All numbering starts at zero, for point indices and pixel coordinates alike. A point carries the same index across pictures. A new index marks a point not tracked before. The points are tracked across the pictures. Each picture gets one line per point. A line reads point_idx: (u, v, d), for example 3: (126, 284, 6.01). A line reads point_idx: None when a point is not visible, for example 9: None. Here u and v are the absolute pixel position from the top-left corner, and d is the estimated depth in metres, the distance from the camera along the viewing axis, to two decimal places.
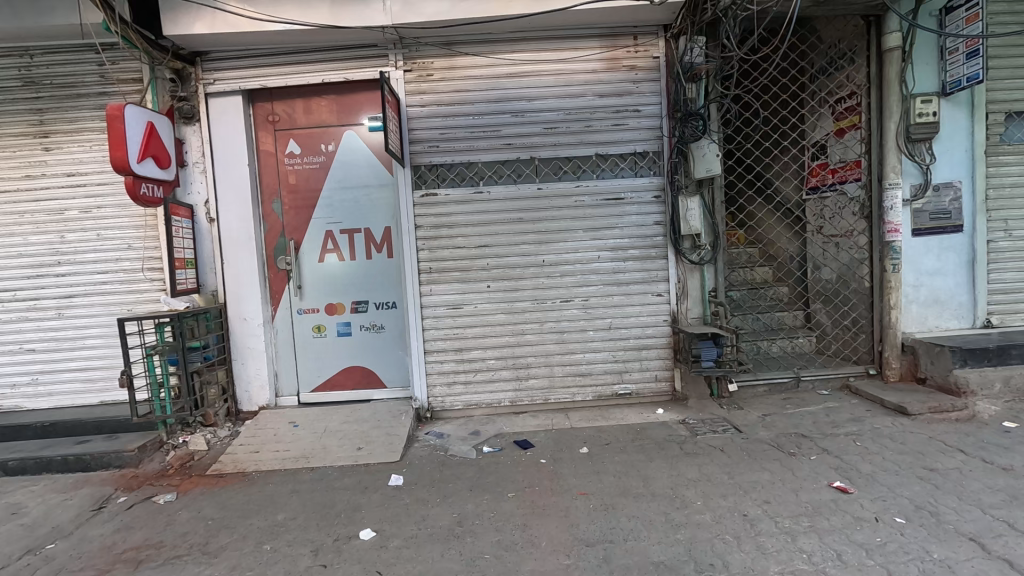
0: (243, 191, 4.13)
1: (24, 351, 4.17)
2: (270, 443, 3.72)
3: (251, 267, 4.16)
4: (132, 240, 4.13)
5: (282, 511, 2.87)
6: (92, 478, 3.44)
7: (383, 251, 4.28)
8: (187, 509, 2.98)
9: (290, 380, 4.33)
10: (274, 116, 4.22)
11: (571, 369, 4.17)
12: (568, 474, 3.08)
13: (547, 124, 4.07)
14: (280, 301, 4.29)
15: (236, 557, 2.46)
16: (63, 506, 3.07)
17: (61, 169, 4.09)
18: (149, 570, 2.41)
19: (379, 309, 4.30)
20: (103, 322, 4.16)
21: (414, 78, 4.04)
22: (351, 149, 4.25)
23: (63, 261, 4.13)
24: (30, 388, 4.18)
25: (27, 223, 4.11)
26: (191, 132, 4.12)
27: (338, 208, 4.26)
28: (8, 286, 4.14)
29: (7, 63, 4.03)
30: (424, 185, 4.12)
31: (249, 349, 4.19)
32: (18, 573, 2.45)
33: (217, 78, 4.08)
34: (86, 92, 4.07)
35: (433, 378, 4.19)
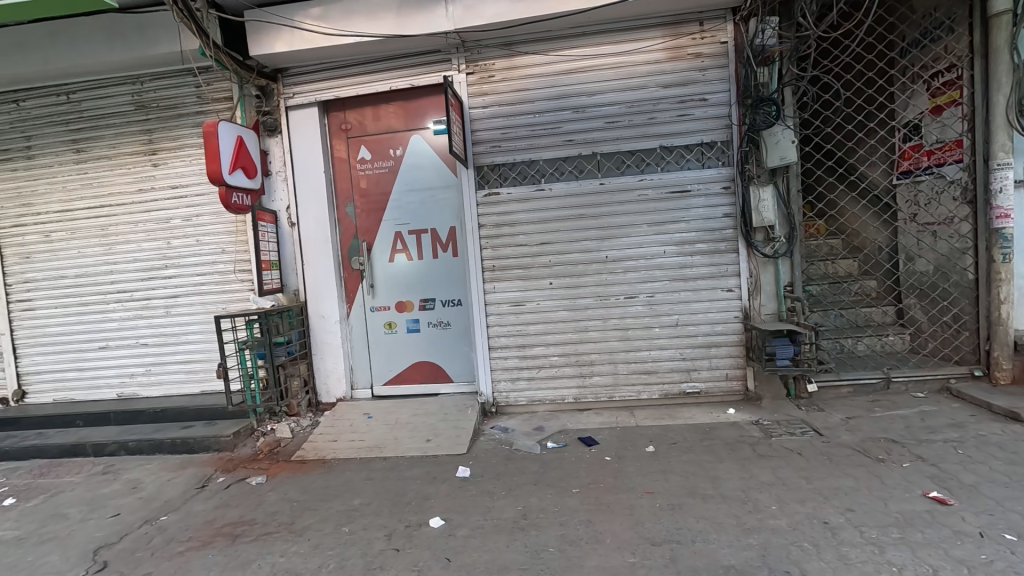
0: (320, 196, 4.42)
1: (139, 345, 4.70)
2: (347, 433, 3.97)
3: (328, 268, 4.44)
4: (225, 245, 4.54)
5: (358, 496, 3.06)
6: (195, 460, 3.83)
7: (449, 250, 4.41)
8: (275, 491, 3.25)
9: (364, 374, 4.58)
10: (346, 125, 4.47)
11: (637, 367, 4.10)
12: (633, 472, 3.04)
13: (608, 118, 4.02)
14: (354, 299, 4.55)
15: (318, 537, 2.65)
16: (173, 483, 3.45)
17: (166, 182, 4.57)
18: (244, 544, 2.65)
19: (445, 307, 4.44)
20: (202, 320, 4.60)
21: (476, 80, 4.14)
22: (417, 152, 4.42)
23: (169, 264, 4.61)
24: (144, 377, 4.72)
25: (140, 231, 4.63)
26: (274, 143, 4.46)
27: (406, 209, 4.44)
28: (125, 287, 4.68)
29: (123, 90, 4.56)
30: (487, 185, 4.21)
31: (327, 344, 4.49)
32: (138, 539, 2.79)
33: (296, 92, 4.38)
34: (186, 112, 4.51)
35: (498, 374, 4.28)
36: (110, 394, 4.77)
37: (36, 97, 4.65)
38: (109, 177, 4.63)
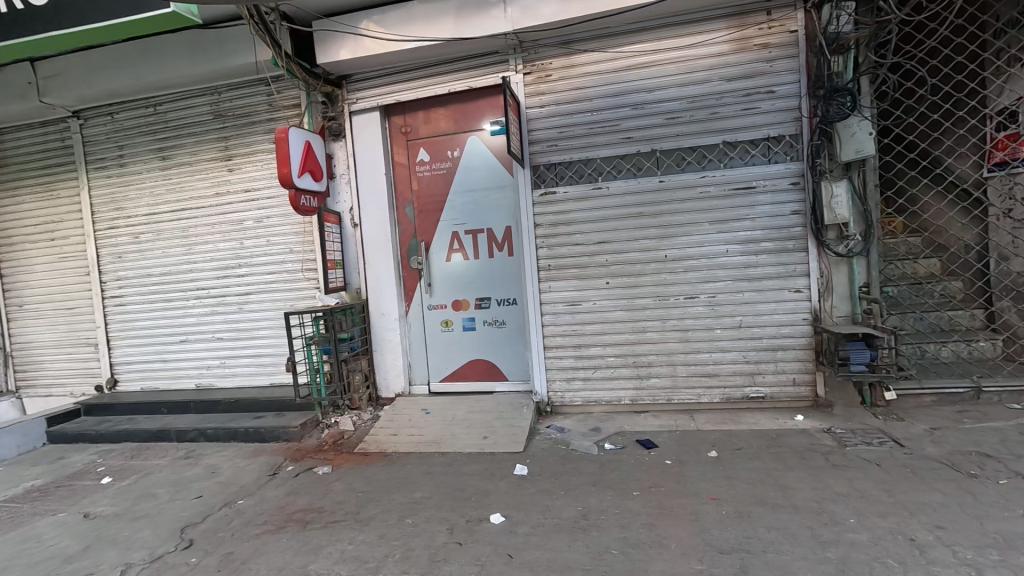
0: (381, 198, 4.57)
1: (215, 338, 5.02)
2: (406, 427, 4.08)
3: (388, 267, 4.58)
4: (293, 245, 4.77)
5: (419, 490, 3.14)
6: (266, 448, 4.04)
7: (504, 250, 4.45)
8: (340, 481, 3.38)
9: (421, 370, 4.70)
10: (406, 128, 4.60)
11: (697, 369, 3.99)
12: (696, 477, 2.96)
13: (668, 114, 3.93)
14: (413, 297, 4.67)
15: (383, 527, 2.74)
16: (247, 470, 3.66)
17: (240, 186, 4.85)
18: (315, 530, 2.78)
19: (501, 306, 4.48)
20: (272, 316, 4.86)
21: (533, 80, 4.15)
22: (474, 152, 4.48)
23: (243, 263, 4.90)
24: (220, 369, 5.03)
25: (217, 233, 4.94)
26: (339, 147, 4.64)
27: (463, 210, 4.51)
28: (203, 285, 5.01)
29: (202, 101, 4.88)
30: (543, 184, 4.21)
31: (387, 341, 4.63)
32: (219, 520, 2.98)
33: (360, 97, 4.54)
34: (258, 119, 4.78)
35: (553, 374, 4.27)
36: (190, 384, 5.12)
37: (128, 109, 5.06)
38: (190, 182, 4.97)
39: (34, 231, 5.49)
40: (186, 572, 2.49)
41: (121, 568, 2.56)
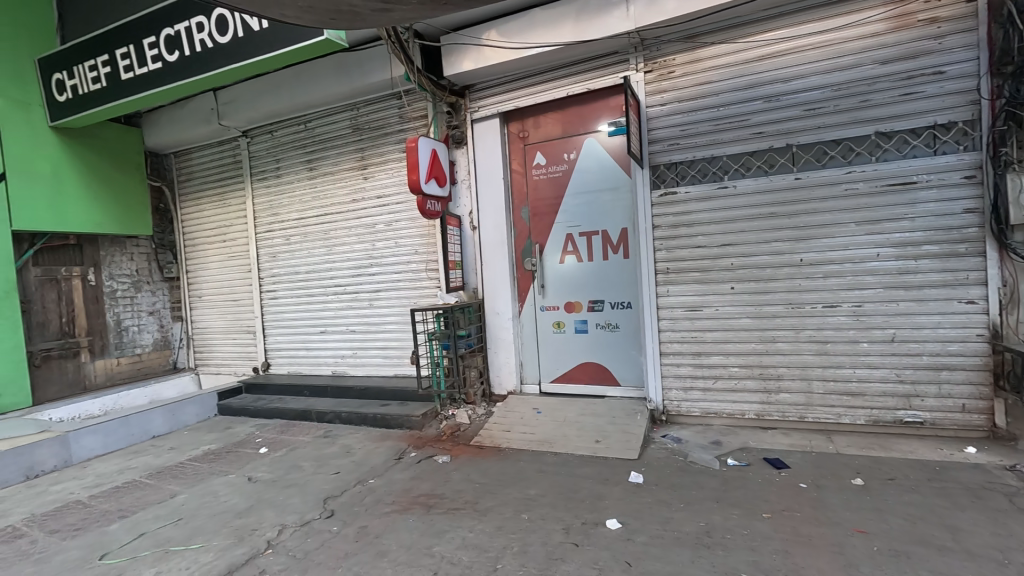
0: (498, 201, 4.73)
1: (349, 331, 5.55)
2: (519, 425, 4.17)
3: (503, 268, 4.73)
4: (418, 247, 5.12)
5: (534, 487, 3.19)
6: (392, 434, 4.38)
7: (620, 251, 4.36)
8: (459, 471, 3.56)
9: (533, 370, 4.78)
10: (524, 133, 4.71)
11: (836, 387, 3.60)
12: (838, 505, 2.66)
13: (808, 105, 3.60)
14: (526, 298, 4.77)
15: (501, 519, 2.83)
16: (377, 452, 3.99)
17: (374, 193, 5.31)
18: (438, 514, 2.95)
19: (615, 309, 4.41)
20: (397, 312, 5.26)
21: (654, 78, 4.04)
22: (591, 154, 4.46)
23: (373, 263, 5.36)
24: (352, 358, 5.55)
25: (353, 235, 5.46)
26: (460, 154, 4.90)
27: (578, 212, 4.51)
28: (340, 282, 5.57)
29: (344, 116, 5.42)
30: (663, 184, 4.07)
31: (501, 339, 4.79)
32: (355, 496, 3.28)
33: (481, 105, 4.75)
34: (390, 130, 5.20)
35: (669, 382, 4.11)
36: (327, 370, 5.72)
37: (284, 127, 5.78)
38: (331, 190, 5.56)
39: (210, 234, 6.49)
40: (329, 538, 2.78)
41: (278, 528, 2.93)
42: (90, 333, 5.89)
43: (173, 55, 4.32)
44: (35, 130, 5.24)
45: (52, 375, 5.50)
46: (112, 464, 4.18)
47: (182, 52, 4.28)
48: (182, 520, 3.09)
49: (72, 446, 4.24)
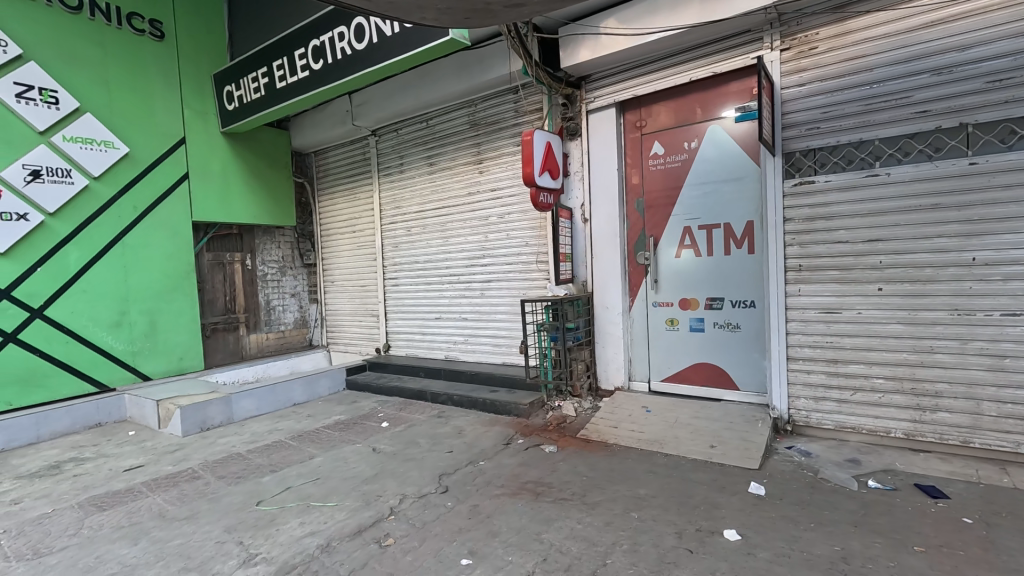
0: (612, 193, 4.64)
1: (461, 318, 5.83)
2: (626, 422, 4.09)
3: (615, 262, 4.64)
4: (529, 239, 5.20)
5: (643, 486, 3.11)
6: (500, 420, 4.52)
7: (744, 246, 4.06)
8: (566, 462, 3.58)
9: (642, 367, 4.65)
10: (641, 122, 4.56)
11: (1015, 411, 3.04)
12: (1016, 549, 2.26)
13: (990, 77, 3.05)
14: (637, 293, 4.64)
15: (609, 515, 2.80)
16: (486, 436, 4.16)
17: (488, 187, 5.49)
18: (546, 502, 3.00)
19: (736, 308, 4.12)
20: (507, 302, 5.41)
21: (792, 56, 3.69)
22: (715, 142, 4.19)
23: (486, 254, 5.55)
24: (463, 344, 5.83)
25: (467, 227, 5.70)
26: (574, 146, 4.88)
27: (698, 204, 4.27)
28: (455, 272, 5.86)
29: (461, 112, 5.65)
30: (799, 174, 3.71)
31: (609, 334, 4.72)
32: (467, 475, 3.45)
33: (597, 95, 4.68)
34: (505, 125, 5.32)
35: (797, 390, 3.76)
36: (441, 354, 6.07)
37: (408, 126, 6.17)
38: (449, 184, 5.84)
39: (342, 225, 7.16)
40: (444, 512, 2.96)
41: (399, 497, 3.17)
42: (247, 310, 6.82)
43: (318, 63, 4.81)
44: (210, 136, 6.16)
45: (219, 345, 6.47)
46: (263, 424, 4.82)
47: (325, 60, 4.74)
48: (319, 479, 3.48)
49: (234, 406, 4.96)
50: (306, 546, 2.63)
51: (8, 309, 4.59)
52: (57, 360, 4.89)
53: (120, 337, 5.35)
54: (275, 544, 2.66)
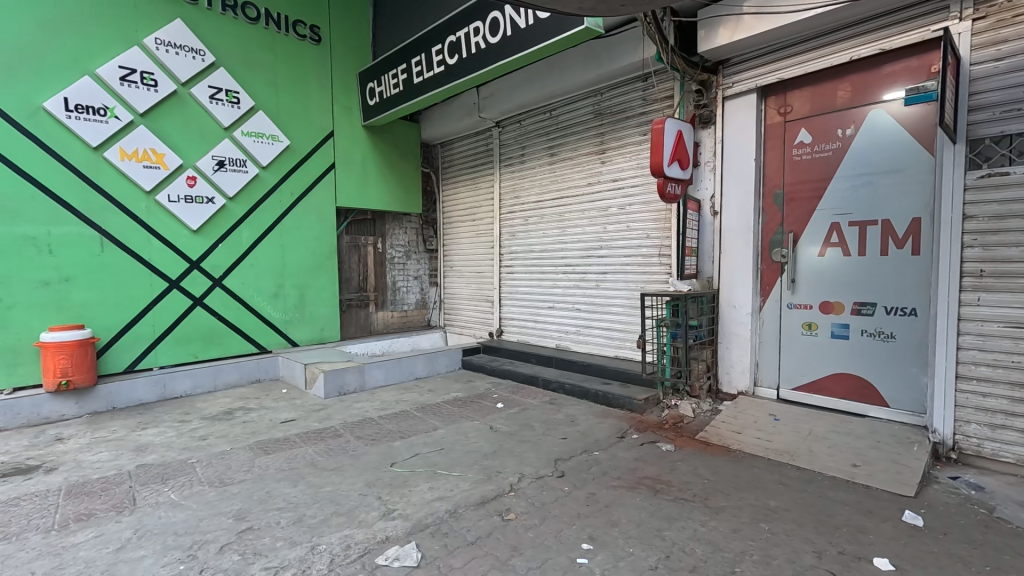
0: (747, 185, 4.35)
1: (574, 308, 5.87)
2: (752, 429, 3.85)
3: (746, 258, 4.36)
4: (650, 231, 5.07)
5: (775, 498, 2.92)
6: (613, 412, 4.50)
7: (906, 246, 3.59)
8: (685, 462, 3.47)
9: (771, 372, 4.34)
10: (786, 108, 4.20)
11: None
12: None
13: None
14: (770, 293, 4.32)
15: (737, 522, 2.67)
16: (601, 427, 4.15)
17: (610, 177, 5.42)
18: (667, 500, 2.94)
19: (890, 315, 3.67)
20: (624, 295, 5.33)
21: (986, 27, 3.17)
22: (876, 129, 3.73)
23: (604, 245, 5.51)
24: (575, 334, 5.87)
25: (587, 218, 5.69)
26: (707, 135, 4.65)
27: (851, 197, 3.84)
28: (571, 262, 5.89)
29: (586, 102, 5.62)
30: (987, 164, 3.19)
31: (736, 334, 4.46)
32: (583, 463, 3.48)
33: (736, 80, 4.40)
34: (632, 113, 5.20)
35: (966, 414, 3.27)
36: (552, 343, 6.17)
37: (532, 117, 6.28)
38: (569, 174, 5.87)
39: (463, 214, 7.53)
40: (562, 496, 3.02)
41: (518, 475, 3.30)
42: (377, 289, 7.45)
43: (454, 58, 5.06)
44: (354, 129, 6.76)
45: (353, 319, 7.16)
46: (391, 394, 5.26)
47: (461, 55, 4.97)
48: (444, 450, 3.73)
49: (366, 375, 5.46)
50: (437, 509, 2.85)
51: (197, 277, 5.47)
52: (229, 323, 5.72)
53: (276, 307, 6.13)
54: (410, 504, 2.91)
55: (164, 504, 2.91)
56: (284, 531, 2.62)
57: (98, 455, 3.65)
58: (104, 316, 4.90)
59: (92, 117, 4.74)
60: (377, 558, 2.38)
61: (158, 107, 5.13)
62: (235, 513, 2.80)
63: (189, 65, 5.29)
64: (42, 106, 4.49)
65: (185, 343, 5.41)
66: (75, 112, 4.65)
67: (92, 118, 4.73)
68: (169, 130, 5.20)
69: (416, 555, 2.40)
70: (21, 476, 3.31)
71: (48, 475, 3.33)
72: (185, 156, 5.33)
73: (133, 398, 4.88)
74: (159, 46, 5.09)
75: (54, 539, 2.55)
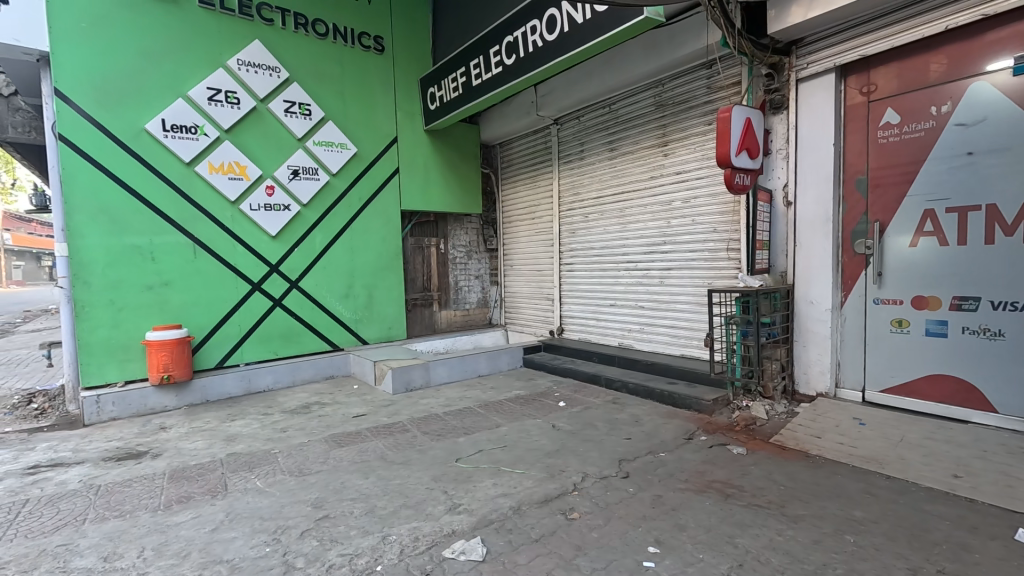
0: (825, 172, 4.06)
1: (637, 306, 5.75)
2: (833, 433, 3.60)
3: (824, 251, 4.08)
4: (717, 225, 4.85)
5: (860, 509, 2.71)
6: (680, 413, 4.36)
7: (1016, 233, 3.20)
8: (757, 466, 3.31)
9: (854, 373, 4.04)
10: (869, 87, 3.88)
11: None
12: None
13: None
14: (853, 287, 4.01)
15: (817, 533, 2.51)
16: (666, 428, 4.04)
17: (673, 170, 5.25)
18: (738, 505, 2.81)
19: (997, 311, 3.30)
20: (690, 292, 5.14)
21: None
22: (977, 104, 3.36)
23: (667, 241, 5.35)
24: (638, 333, 5.75)
25: (649, 213, 5.54)
26: (778, 121, 4.39)
27: (947, 181, 3.49)
28: (633, 258, 5.77)
29: (647, 94, 5.48)
30: None
31: (814, 332, 4.19)
32: (648, 465, 3.40)
33: (810, 61, 4.11)
34: (697, 103, 5.00)
35: None
36: (614, 341, 6.07)
37: (591, 112, 6.20)
38: (630, 169, 5.75)
39: (522, 213, 7.57)
40: (627, 497, 2.97)
41: (581, 474, 3.27)
42: (440, 289, 7.65)
43: (511, 58, 5.09)
44: (416, 134, 6.98)
45: (418, 318, 7.40)
46: (455, 391, 5.39)
47: (518, 55, 5.00)
48: (507, 447, 3.77)
49: (431, 372, 5.62)
50: (501, 506, 2.88)
51: (276, 280, 5.87)
52: (305, 322, 6.09)
53: (347, 307, 6.45)
54: (474, 499, 2.97)
55: (252, 490, 3.15)
56: (358, 520, 2.75)
57: (195, 444, 4.01)
58: (198, 317, 5.37)
59: (185, 136, 5.20)
60: (444, 550, 2.45)
61: (240, 123, 5.54)
62: (313, 501, 2.98)
63: (267, 82, 5.67)
64: (144, 128, 4.98)
65: (267, 341, 5.81)
66: (171, 132, 5.12)
67: (185, 136, 5.19)
68: (251, 144, 5.61)
69: (481, 549, 2.45)
70: (132, 460, 3.70)
71: (154, 460, 3.69)
72: (265, 167, 5.73)
73: (223, 392, 5.31)
74: (241, 67, 5.50)
75: (161, 518, 2.83)
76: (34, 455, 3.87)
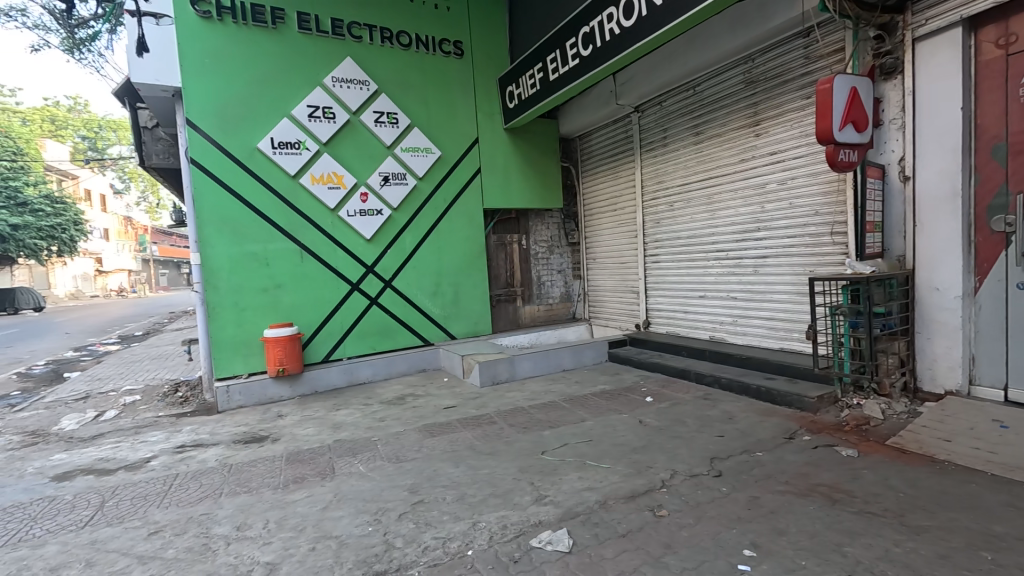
0: (951, 140, 3.58)
1: (729, 297, 5.45)
2: (965, 437, 3.18)
3: (951, 229, 3.60)
4: (819, 207, 4.45)
5: (999, 523, 2.38)
6: (779, 411, 4.08)
7: None
8: (871, 470, 3.01)
9: (992, 369, 3.53)
10: (1008, 38, 3.35)
11: None
12: None
13: None
14: (989, 271, 3.51)
15: (944, 547, 2.24)
16: (763, 426, 3.80)
17: (767, 150, 4.90)
18: (847, 512, 2.59)
19: None
20: (788, 280, 4.78)
21: None
22: None
23: (762, 227, 5.01)
24: (731, 325, 5.45)
25: (740, 198, 5.22)
26: (891, 87, 3.93)
27: None
28: (723, 247, 5.47)
29: (735, 71, 5.15)
30: None
31: (939, 322, 3.72)
32: (742, 464, 3.23)
33: (930, 16, 3.62)
34: (793, 75, 4.60)
35: None
36: (705, 334, 5.81)
37: (674, 96, 5.95)
38: (718, 152, 5.45)
39: (604, 205, 7.46)
40: (720, 497, 2.84)
41: (670, 472, 3.19)
42: (523, 284, 7.77)
43: (588, 49, 5.04)
44: (496, 133, 7.12)
45: (503, 313, 7.58)
46: (540, 385, 5.47)
47: (595, 45, 4.93)
48: (593, 441, 3.76)
49: (516, 366, 5.74)
50: (588, 499, 2.90)
51: (372, 280, 6.29)
52: (399, 319, 6.48)
53: (436, 303, 6.76)
54: (560, 491, 3.01)
55: (356, 474, 3.44)
56: (450, 506, 2.90)
57: (307, 430, 4.44)
58: (306, 315, 5.91)
59: (290, 151, 5.72)
60: (531, 539, 2.51)
61: (337, 136, 6.00)
62: (409, 486, 3.18)
63: (359, 95, 6.09)
64: (257, 147, 5.56)
65: (365, 337, 6.26)
66: (278, 148, 5.66)
67: (291, 151, 5.72)
68: (346, 154, 6.06)
69: (567, 541, 2.47)
70: (256, 443, 4.18)
71: (274, 444, 4.14)
72: (359, 175, 6.15)
73: (329, 384, 5.84)
74: (335, 84, 5.95)
75: (282, 495, 3.18)
76: (181, 436, 4.50)
